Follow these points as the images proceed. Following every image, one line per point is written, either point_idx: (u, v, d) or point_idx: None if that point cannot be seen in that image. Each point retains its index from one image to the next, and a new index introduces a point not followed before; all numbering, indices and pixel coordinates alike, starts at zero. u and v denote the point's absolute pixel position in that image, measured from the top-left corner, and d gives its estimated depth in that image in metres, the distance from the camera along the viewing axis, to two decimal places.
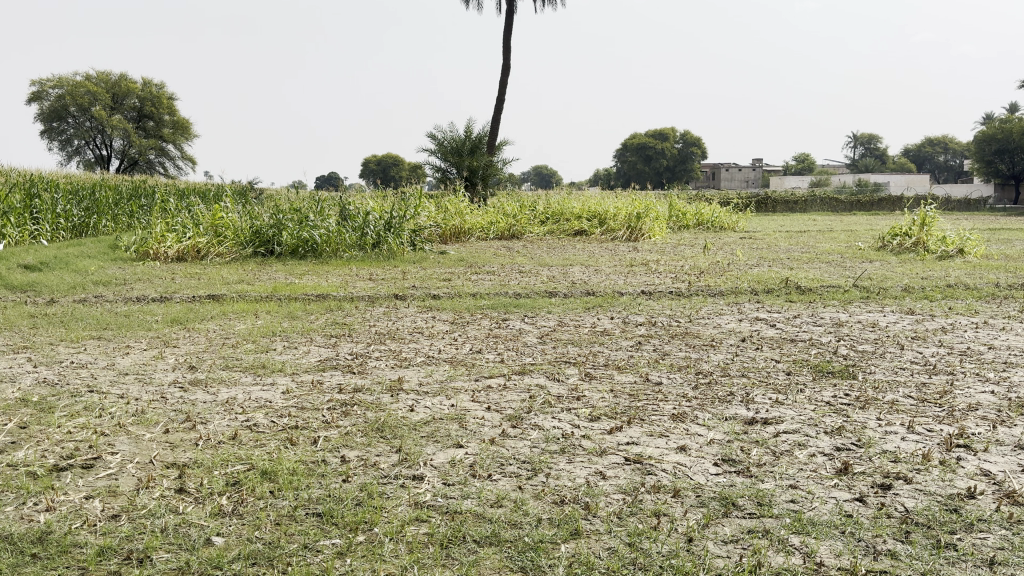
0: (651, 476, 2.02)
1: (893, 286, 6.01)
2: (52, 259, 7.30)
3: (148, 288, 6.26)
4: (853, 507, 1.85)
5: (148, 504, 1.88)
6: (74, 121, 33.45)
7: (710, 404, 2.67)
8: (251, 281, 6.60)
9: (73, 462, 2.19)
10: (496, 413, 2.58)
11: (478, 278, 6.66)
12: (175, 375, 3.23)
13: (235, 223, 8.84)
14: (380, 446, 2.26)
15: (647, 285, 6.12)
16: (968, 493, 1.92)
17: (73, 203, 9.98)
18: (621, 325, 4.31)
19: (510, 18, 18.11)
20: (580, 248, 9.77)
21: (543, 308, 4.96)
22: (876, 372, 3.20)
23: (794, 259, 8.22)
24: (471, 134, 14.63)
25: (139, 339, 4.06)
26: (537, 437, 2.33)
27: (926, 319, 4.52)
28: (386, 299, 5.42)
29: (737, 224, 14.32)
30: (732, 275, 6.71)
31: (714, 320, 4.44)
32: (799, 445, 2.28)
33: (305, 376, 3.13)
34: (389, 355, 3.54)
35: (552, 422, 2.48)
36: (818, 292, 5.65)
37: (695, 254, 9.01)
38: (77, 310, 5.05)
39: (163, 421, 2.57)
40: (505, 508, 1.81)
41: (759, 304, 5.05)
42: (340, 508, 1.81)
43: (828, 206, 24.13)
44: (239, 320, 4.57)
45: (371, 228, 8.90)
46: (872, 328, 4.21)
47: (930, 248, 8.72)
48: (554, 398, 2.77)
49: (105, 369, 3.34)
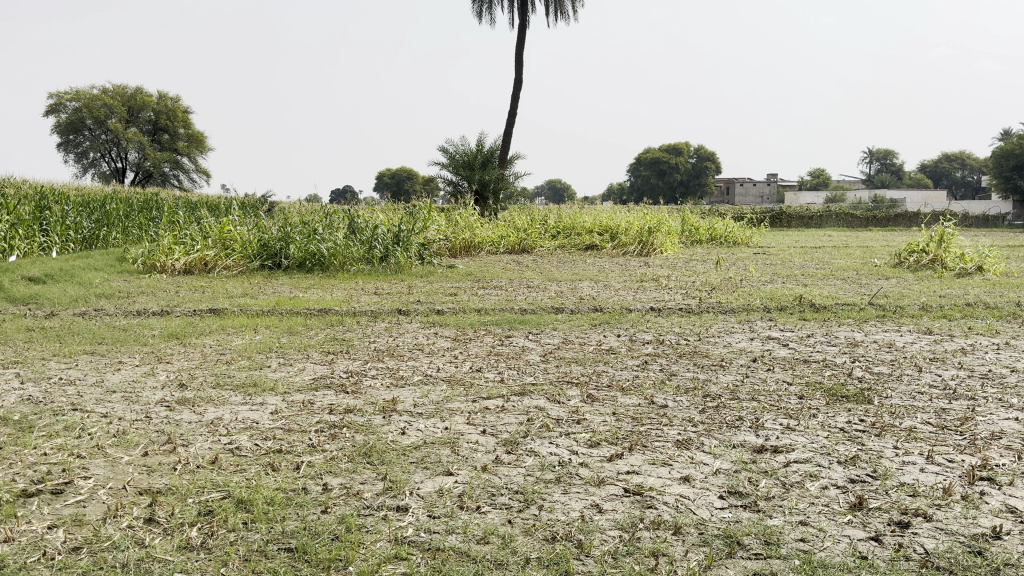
0: (651, 510, 1.89)
1: (910, 304, 5.86)
2: (58, 271, 7.26)
3: (151, 301, 6.19)
4: (868, 548, 1.72)
5: (112, 535, 1.77)
6: (91, 134, 33.72)
7: (717, 430, 2.54)
8: (255, 295, 6.51)
9: (42, 487, 2.08)
10: (490, 438, 2.45)
11: (485, 293, 6.55)
12: (162, 393, 3.11)
13: (242, 235, 8.75)
14: (365, 473, 2.14)
15: (657, 301, 5.98)
16: (994, 534, 1.77)
17: (82, 215, 9.95)
18: (628, 343, 4.18)
19: (523, 33, 18.08)
20: (590, 263, 9.63)
21: (549, 324, 4.83)
22: (893, 397, 3.05)
23: (808, 276, 8.04)
24: (483, 147, 14.57)
25: (133, 354, 3.96)
26: (532, 465, 2.20)
27: (944, 340, 4.36)
28: (388, 314, 5.31)
29: (751, 239, 14.17)
30: (745, 291, 6.59)
31: (725, 339, 4.30)
32: (811, 476, 2.14)
33: (297, 396, 3.02)
34: (385, 373, 3.42)
35: (550, 447, 2.35)
36: (833, 309, 5.51)
37: (708, 269, 8.90)
38: (75, 324, 4.96)
39: (143, 443, 2.46)
40: (491, 546, 1.68)
41: (772, 323, 4.91)
42: (315, 543, 1.69)
43: (843, 222, 23.98)
44: (237, 336, 4.47)
45: (378, 241, 8.78)
46: (889, 349, 4.06)
47: (949, 266, 8.55)
48: (553, 421, 2.64)
49: (91, 386, 3.23)
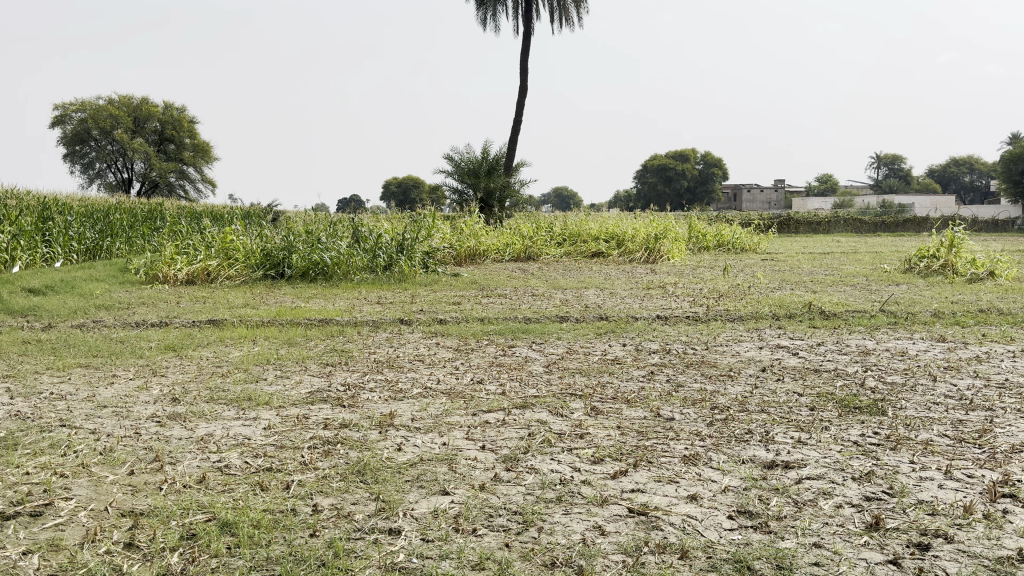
0: (657, 532, 1.79)
1: (922, 310, 5.75)
2: (58, 283, 7.19)
3: (150, 312, 6.11)
4: (886, 572, 1.62)
5: (89, 561, 1.69)
6: (97, 144, 33.77)
7: (726, 445, 2.44)
8: (257, 305, 6.43)
9: (21, 509, 2.00)
10: (489, 454, 2.36)
11: (488, 302, 6.48)
12: (154, 409, 3.03)
13: (245, 245, 8.67)
14: (358, 493, 2.05)
15: (664, 309, 5.89)
16: (1021, 557, 1.67)
17: (86, 225, 9.91)
18: (633, 353, 4.08)
19: (529, 39, 18.04)
20: (596, 270, 9.54)
21: (553, 333, 4.74)
22: (908, 408, 2.94)
23: (817, 282, 7.92)
24: (488, 155, 14.49)
25: (128, 367, 3.88)
26: (532, 483, 2.10)
27: (959, 347, 4.25)
28: (390, 324, 5.22)
29: (758, 244, 14.07)
30: (753, 298, 6.50)
31: (733, 348, 4.19)
32: (824, 494, 2.04)
33: (291, 410, 2.93)
34: (384, 386, 3.33)
35: (551, 464, 2.25)
36: (843, 316, 5.40)
37: (715, 276, 8.80)
38: (71, 336, 4.87)
39: (130, 461, 2.37)
40: (486, 572, 1.59)
41: (781, 330, 4.81)
42: (300, 570, 1.60)
43: (851, 227, 23.88)
44: (235, 347, 4.39)
45: (382, 250, 8.71)
46: (902, 357, 3.96)
47: (960, 271, 8.43)
48: (555, 436, 2.54)
49: (82, 401, 3.14)
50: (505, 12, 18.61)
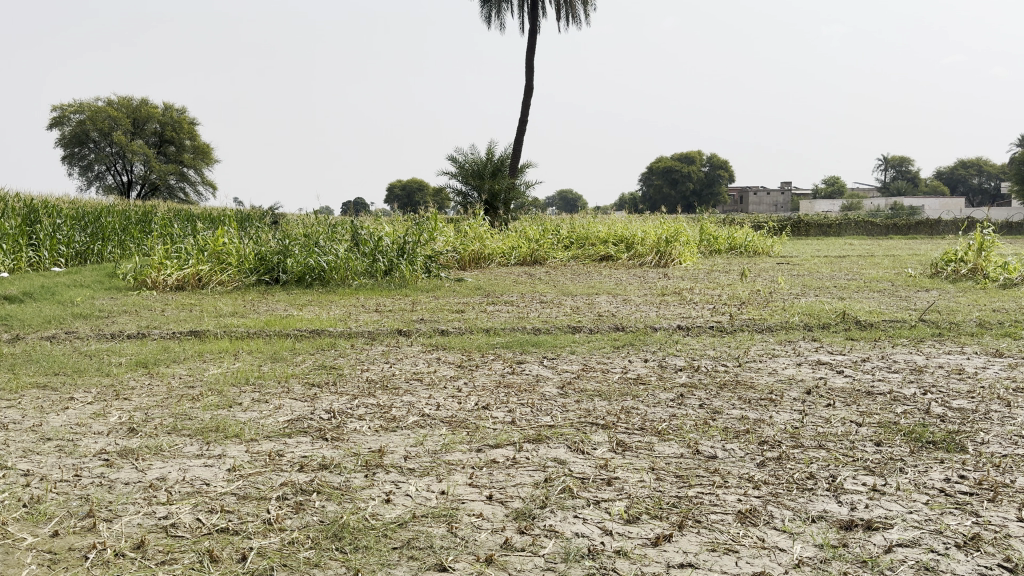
0: None
1: (965, 320, 5.28)
2: (38, 289, 6.77)
3: (131, 321, 5.68)
4: None
5: None
6: (96, 146, 33.37)
7: (788, 496, 1.99)
8: (246, 313, 6.00)
9: None
10: (498, 509, 1.92)
11: (495, 310, 6.02)
12: (104, 443, 2.58)
13: (238, 249, 8.24)
14: (333, 567, 1.61)
15: (685, 318, 5.44)
16: None
17: (75, 228, 9.49)
18: (658, 370, 3.63)
19: (534, 38, 17.57)
20: (605, 275, 9.09)
21: (566, 347, 4.28)
22: (991, 443, 2.48)
23: (843, 288, 7.47)
24: (493, 155, 14.04)
25: (89, 388, 3.44)
26: (554, 553, 1.66)
27: (1020, 364, 3.78)
28: (387, 336, 4.77)
29: (772, 248, 13.54)
30: (779, 305, 6.07)
31: (769, 365, 3.74)
32: (927, 570, 1.59)
33: (264, 446, 2.48)
34: (375, 413, 2.88)
35: (575, 525, 1.81)
36: (881, 327, 4.94)
37: (733, 281, 8.33)
38: (38, 349, 4.45)
39: (57, 517, 1.93)
40: None
41: (818, 343, 4.34)
42: None
43: (863, 230, 23.32)
44: (213, 364, 3.94)
45: (382, 255, 8.30)
46: (961, 377, 3.49)
47: (991, 276, 7.96)
48: (577, 482, 2.10)
49: (24, 433, 2.69)
50: (510, 9, 18.11)
